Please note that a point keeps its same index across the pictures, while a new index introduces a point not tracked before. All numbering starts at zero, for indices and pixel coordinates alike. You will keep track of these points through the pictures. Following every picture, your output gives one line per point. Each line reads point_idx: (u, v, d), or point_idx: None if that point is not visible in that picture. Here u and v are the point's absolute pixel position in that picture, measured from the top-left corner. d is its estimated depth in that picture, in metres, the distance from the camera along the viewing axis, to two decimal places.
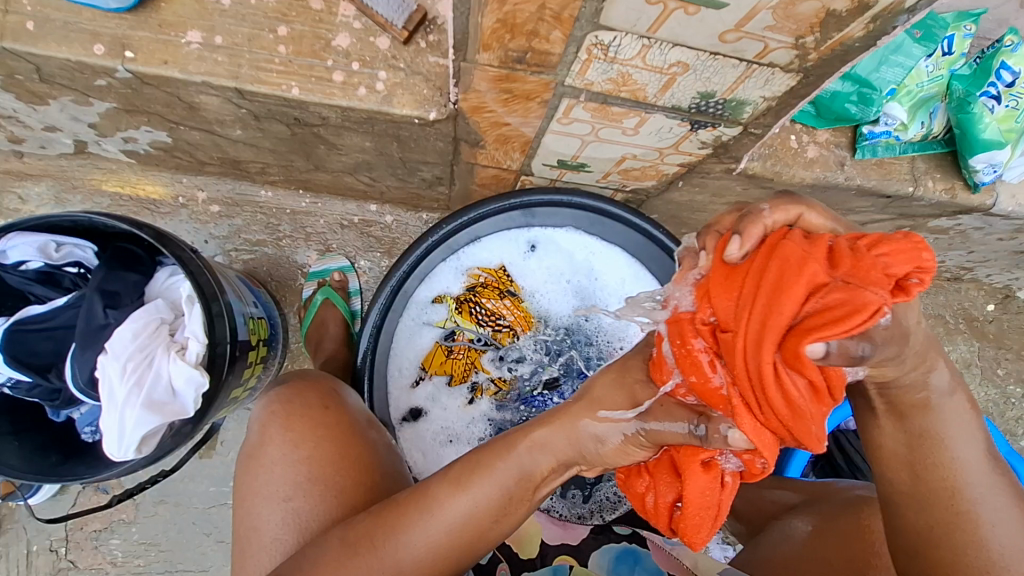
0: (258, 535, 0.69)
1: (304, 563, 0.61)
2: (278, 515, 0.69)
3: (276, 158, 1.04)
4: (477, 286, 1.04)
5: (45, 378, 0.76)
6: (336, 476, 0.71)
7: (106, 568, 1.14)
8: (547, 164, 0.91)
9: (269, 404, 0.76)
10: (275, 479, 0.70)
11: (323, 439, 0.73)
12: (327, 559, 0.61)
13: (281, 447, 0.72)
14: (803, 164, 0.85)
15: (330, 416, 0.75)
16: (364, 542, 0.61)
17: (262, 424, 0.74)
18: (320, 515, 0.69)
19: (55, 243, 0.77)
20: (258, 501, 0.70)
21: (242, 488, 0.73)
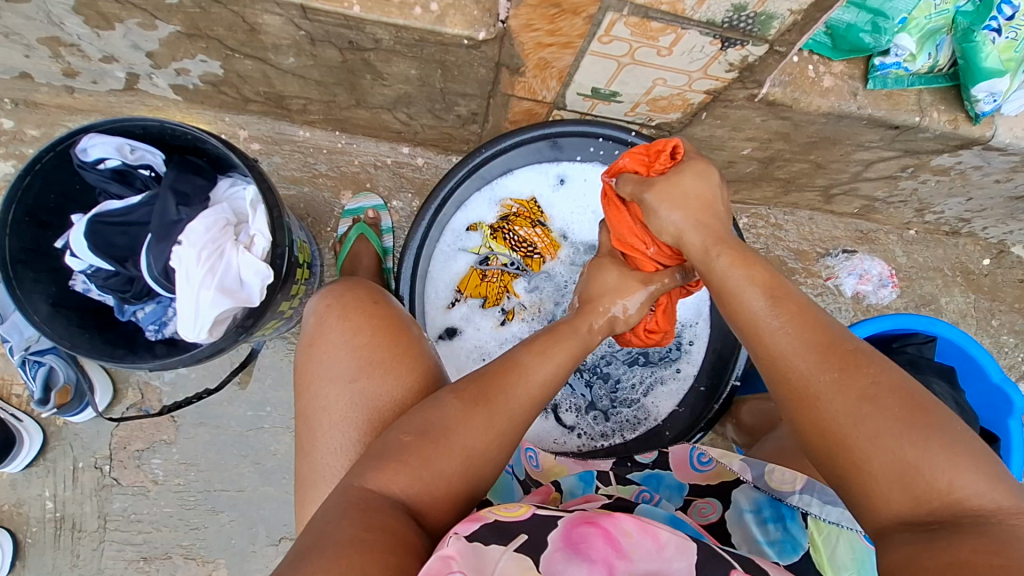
0: (329, 414, 0.75)
1: (432, 417, 0.65)
2: (347, 395, 0.75)
3: (320, 92, 1.10)
4: (509, 216, 1.11)
5: (124, 267, 0.82)
6: (392, 359, 0.77)
7: (149, 485, 1.19)
8: (582, 93, 0.98)
9: (324, 300, 0.83)
10: (340, 364, 0.77)
11: (377, 329, 0.79)
12: (452, 411, 0.66)
13: (343, 335, 0.78)
14: (819, 93, 0.91)
15: (382, 309, 0.82)
16: (481, 395, 0.67)
17: (321, 316, 0.81)
18: (384, 394, 0.76)
19: (129, 146, 0.83)
20: (325, 384, 0.76)
21: (308, 376, 0.78)
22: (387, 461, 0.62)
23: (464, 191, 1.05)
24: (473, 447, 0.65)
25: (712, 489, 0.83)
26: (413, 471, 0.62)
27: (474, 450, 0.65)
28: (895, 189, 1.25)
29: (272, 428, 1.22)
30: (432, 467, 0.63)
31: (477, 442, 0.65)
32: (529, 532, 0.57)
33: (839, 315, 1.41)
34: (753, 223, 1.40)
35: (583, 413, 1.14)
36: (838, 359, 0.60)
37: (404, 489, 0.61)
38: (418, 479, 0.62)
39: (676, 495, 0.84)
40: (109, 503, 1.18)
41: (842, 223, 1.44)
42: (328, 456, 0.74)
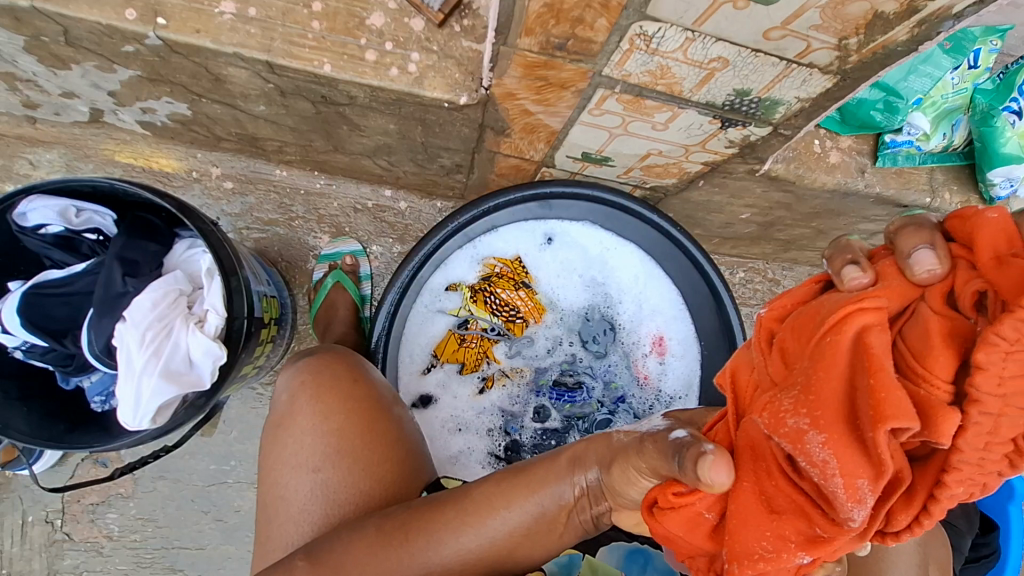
0: (285, 503, 0.73)
1: (338, 543, 0.65)
2: (306, 484, 0.72)
3: (295, 137, 1.03)
4: (492, 276, 1.04)
5: (60, 343, 0.76)
6: (361, 448, 0.73)
7: (102, 541, 1.13)
8: (572, 155, 0.92)
9: (301, 375, 0.77)
10: (304, 448, 0.73)
11: (349, 413, 0.74)
12: (363, 544, 0.65)
13: (311, 418, 0.74)
14: (825, 169, 0.85)
15: (359, 390, 0.76)
16: (400, 534, 0.65)
17: (294, 393, 0.76)
18: (344, 484, 0.72)
19: (75, 208, 0.77)
20: (288, 468, 0.73)
21: (272, 456, 0.75)
22: None
23: (444, 249, 0.99)
24: None
25: None
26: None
27: None
28: None
29: (235, 483, 1.16)
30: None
31: None
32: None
33: None
34: (750, 278, 1.35)
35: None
36: None
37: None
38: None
39: None
40: (59, 559, 1.12)
41: None
42: (284, 544, 0.72)
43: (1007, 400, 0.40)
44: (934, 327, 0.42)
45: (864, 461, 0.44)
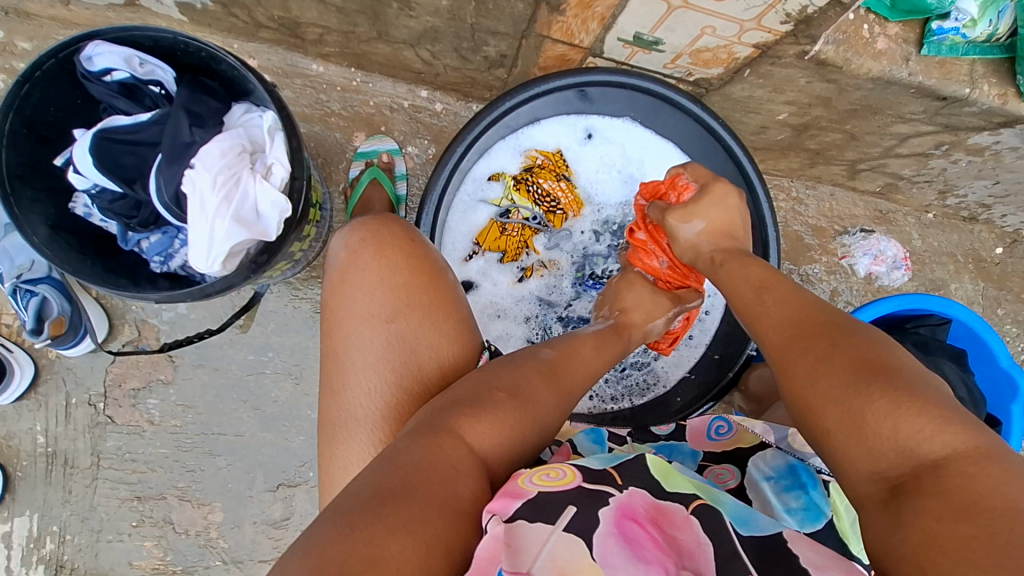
0: (360, 357, 0.64)
1: (512, 378, 0.65)
2: (383, 336, 0.64)
3: (340, 20, 1.03)
4: (534, 167, 1.07)
5: (132, 189, 0.77)
6: (432, 305, 0.67)
7: (144, 425, 1.16)
8: (622, 39, 0.93)
9: (356, 233, 0.69)
10: (375, 302, 0.65)
11: (414, 270, 0.68)
12: (529, 376, 0.66)
13: (378, 272, 0.66)
14: (872, 55, 0.87)
15: (425, 253, 0.70)
16: (556, 369, 0.69)
17: (352, 250, 0.68)
18: (423, 339, 0.66)
19: (138, 59, 0.76)
20: (359, 323, 0.65)
21: (336, 313, 0.66)
22: (475, 412, 0.59)
23: (489, 136, 1.01)
24: (546, 413, 0.65)
25: (730, 456, 0.80)
26: (500, 429, 0.60)
27: (548, 415, 0.65)
28: (923, 168, 1.23)
29: (273, 373, 1.19)
30: (515, 426, 0.61)
31: (549, 408, 0.66)
32: (575, 501, 0.55)
33: (849, 294, 1.42)
34: (773, 195, 1.39)
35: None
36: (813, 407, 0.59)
37: (490, 447, 0.58)
38: (505, 440, 0.60)
39: (691, 458, 0.81)
40: (103, 441, 1.15)
41: (862, 201, 1.43)
42: (362, 400, 0.62)
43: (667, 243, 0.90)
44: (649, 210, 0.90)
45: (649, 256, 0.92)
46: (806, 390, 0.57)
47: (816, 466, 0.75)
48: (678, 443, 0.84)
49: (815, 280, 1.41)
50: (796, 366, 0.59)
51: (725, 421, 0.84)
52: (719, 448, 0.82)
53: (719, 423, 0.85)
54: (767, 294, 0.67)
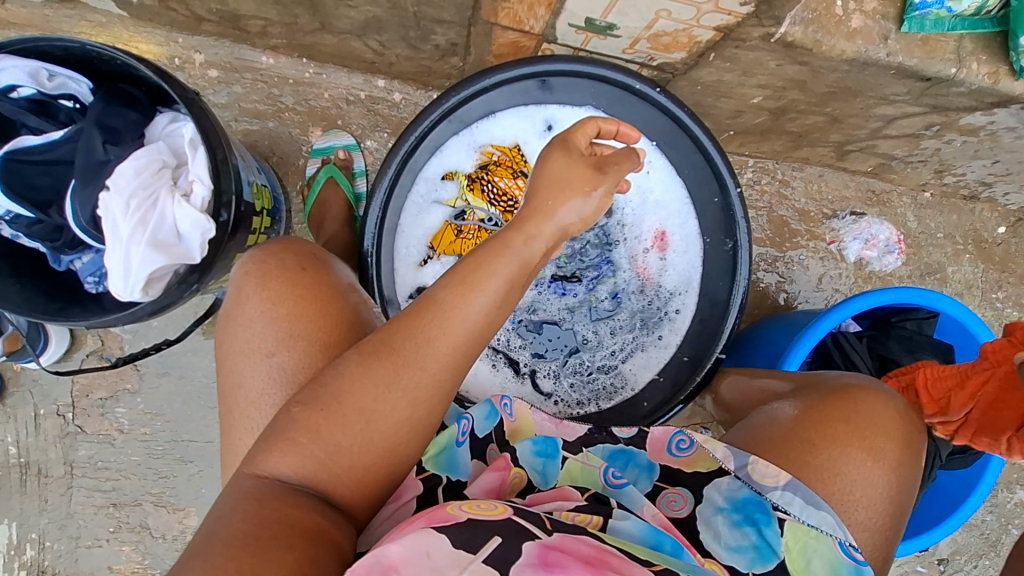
0: (245, 392, 0.65)
1: (327, 382, 0.62)
2: (262, 371, 0.65)
3: (280, 12, 0.97)
4: (489, 164, 1.02)
5: (47, 214, 0.74)
6: (315, 329, 0.66)
7: (114, 433, 1.17)
8: (574, 25, 0.86)
9: (244, 264, 0.69)
10: (254, 335, 0.66)
11: (301, 298, 0.67)
12: (349, 374, 0.62)
13: (258, 304, 0.66)
14: (845, 35, 0.79)
15: (307, 274, 0.69)
16: (384, 351, 0.62)
17: (237, 285, 0.68)
18: (304, 369, 0.65)
19: (46, 71, 0.72)
20: (241, 359, 0.66)
21: (223, 350, 0.68)
22: (276, 438, 0.60)
23: (438, 133, 0.96)
24: (373, 410, 0.61)
25: (685, 479, 0.76)
26: (303, 448, 0.59)
27: (382, 414, 0.61)
28: (915, 148, 1.15)
29: None
30: (325, 439, 0.60)
31: (378, 403, 0.61)
32: (502, 532, 0.53)
33: (838, 282, 1.35)
34: (757, 179, 1.32)
35: (553, 368, 1.05)
36: None
37: (295, 470, 0.59)
38: (310, 457, 0.59)
39: (644, 476, 0.77)
40: (75, 450, 1.16)
41: (854, 182, 1.35)
42: (245, 438, 0.64)
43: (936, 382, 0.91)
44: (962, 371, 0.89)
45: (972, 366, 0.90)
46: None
47: (772, 501, 0.72)
48: (635, 450, 0.78)
49: (802, 267, 1.34)
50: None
51: (688, 435, 0.77)
52: (675, 465, 0.77)
53: (680, 437, 0.77)
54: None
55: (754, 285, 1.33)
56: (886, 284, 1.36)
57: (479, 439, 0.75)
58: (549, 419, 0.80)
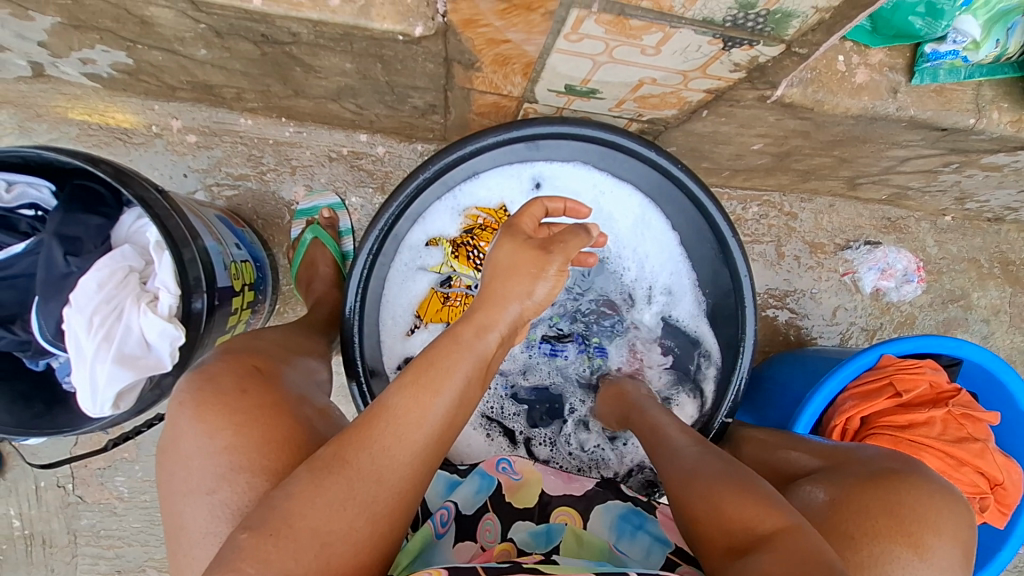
0: (187, 534, 0.58)
1: (274, 504, 0.54)
2: (203, 511, 0.57)
3: (251, 82, 0.93)
4: (474, 228, 0.97)
5: (10, 330, 0.72)
6: (261, 459, 0.59)
7: (114, 502, 1.17)
8: (553, 89, 0.80)
9: (179, 393, 0.63)
10: (194, 472, 0.59)
11: (243, 425, 0.61)
12: (300, 494, 0.54)
13: (195, 439, 0.60)
14: (849, 92, 0.73)
15: (250, 398, 0.62)
16: (334, 465, 0.56)
17: (172, 412, 0.62)
18: (248, 504, 0.57)
19: (5, 181, 0.70)
20: (178, 500, 0.59)
21: (162, 486, 0.61)
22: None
23: (420, 202, 0.91)
24: (330, 531, 0.53)
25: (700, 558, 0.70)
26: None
27: (337, 537, 0.53)
28: (933, 181, 1.07)
29: None
30: (274, 565, 0.50)
31: (334, 523, 0.54)
32: None
33: (853, 314, 1.28)
34: (764, 212, 1.25)
35: (549, 433, 1.01)
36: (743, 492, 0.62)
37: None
38: None
39: (657, 546, 0.71)
40: (77, 519, 1.17)
41: (867, 210, 1.27)
42: None
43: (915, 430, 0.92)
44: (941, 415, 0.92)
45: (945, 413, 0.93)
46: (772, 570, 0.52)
47: None
48: (648, 516, 0.76)
49: (814, 301, 1.27)
50: (722, 499, 0.62)
51: None
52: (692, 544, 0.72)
53: None
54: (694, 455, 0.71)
55: (764, 322, 1.27)
56: (905, 314, 1.29)
57: (467, 516, 0.75)
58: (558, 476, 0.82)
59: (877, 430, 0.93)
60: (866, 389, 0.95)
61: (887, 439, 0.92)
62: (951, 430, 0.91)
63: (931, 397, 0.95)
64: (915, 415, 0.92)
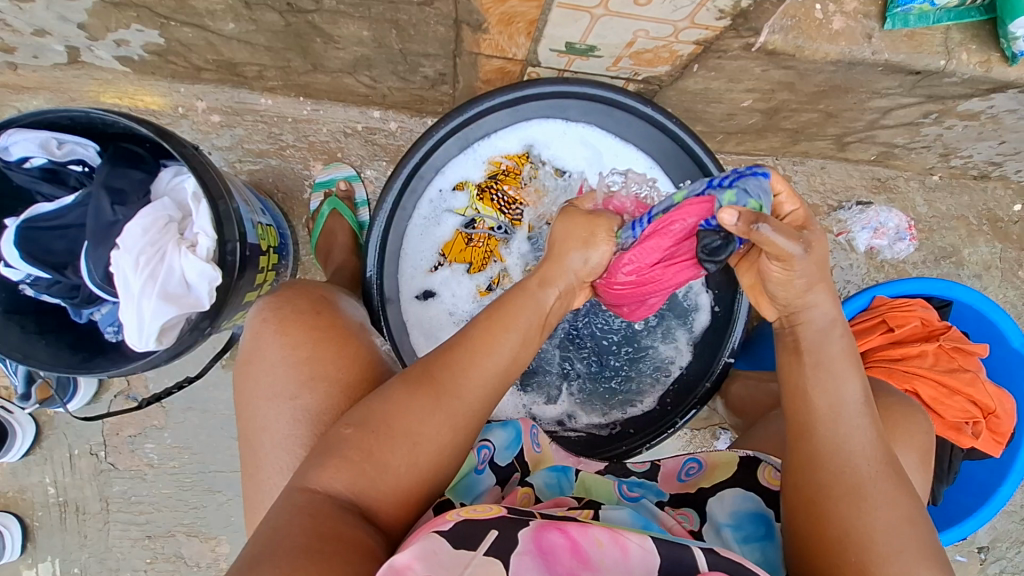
0: (269, 434, 0.68)
1: (373, 407, 0.62)
2: (286, 413, 0.68)
3: (272, 58, 1.00)
4: (498, 174, 1.04)
5: (63, 274, 0.79)
6: (336, 371, 0.70)
7: (145, 468, 1.23)
8: (555, 49, 0.87)
9: (261, 312, 0.73)
10: (277, 378, 0.69)
11: (321, 340, 0.71)
12: (393, 398, 0.63)
13: (280, 350, 0.70)
14: (827, 38, 0.79)
15: (325, 320, 0.73)
16: (425, 380, 0.64)
17: (257, 331, 0.72)
18: (326, 408, 0.68)
19: (55, 140, 0.77)
20: (263, 403, 0.69)
21: (242, 394, 0.71)
22: (329, 456, 0.59)
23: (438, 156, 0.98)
24: (419, 432, 0.61)
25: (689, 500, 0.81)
26: (354, 465, 0.59)
27: (425, 439, 0.62)
28: (916, 136, 1.13)
29: None
30: (376, 459, 0.60)
31: (423, 426, 0.62)
32: (498, 527, 0.57)
33: (849, 273, 1.33)
34: None
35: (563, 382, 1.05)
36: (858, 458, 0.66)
37: (347, 486, 0.58)
38: (360, 473, 0.59)
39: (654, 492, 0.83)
40: (109, 486, 1.23)
41: (857, 171, 1.33)
42: (275, 475, 0.67)
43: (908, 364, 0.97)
44: (933, 348, 0.97)
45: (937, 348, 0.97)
46: (881, 533, 0.62)
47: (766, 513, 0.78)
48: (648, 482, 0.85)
49: None
50: (835, 475, 0.66)
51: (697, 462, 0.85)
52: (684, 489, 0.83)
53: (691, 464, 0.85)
54: (835, 363, 0.68)
55: None
56: (899, 271, 1.34)
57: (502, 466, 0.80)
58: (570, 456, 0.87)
59: (872, 364, 0.98)
60: (861, 328, 1.00)
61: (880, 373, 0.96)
62: (942, 362, 0.96)
63: (923, 334, 1.00)
64: (908, 349, 0.97)
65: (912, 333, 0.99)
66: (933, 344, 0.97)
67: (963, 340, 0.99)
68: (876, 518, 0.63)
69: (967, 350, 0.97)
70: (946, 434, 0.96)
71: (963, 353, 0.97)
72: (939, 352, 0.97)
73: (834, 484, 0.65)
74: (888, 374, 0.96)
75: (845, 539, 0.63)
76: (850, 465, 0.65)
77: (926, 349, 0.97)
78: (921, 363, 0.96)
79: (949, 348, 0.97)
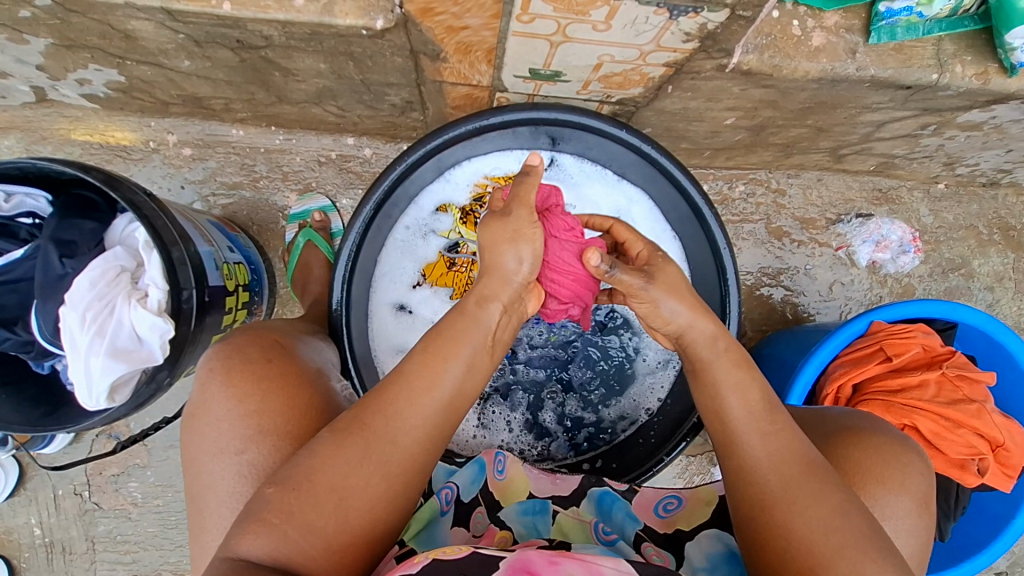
0: (215, 491, 0.65)
1: (298, 462, 0.59)
2: (231, 469, 0.65)
3: (235, 91, 0.97)
4: (484, 196, 0.94)
5: (13, 331, 0.77)
6: (284, 424, 0.67)
7: (129, 508, 1.21)
8: (520, 75, 0.82)
9: (208, 360, 0.70)
10: (223, 433, 0.66)
11: (267, 390, 0.68)
12: (320, 451, 0.59)
13: (225, 403, 0.67)
14: (807, 55, 0.74)
15: (275, 367, 0.70)
16: (354, 426, 0.60)
17: (203, 381, 0.69)
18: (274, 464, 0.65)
19: (5, 193, 0.75)
20: (207, 459, 0.66)
21: (189, 447, 0.68)
22: (249, 520, 0.56)
23: (414, 181, 0.90)
24: (346, 486, 0.58)
25: (662, 540, 0.77)
26: (276, 528, 0.55)
27: (354, 491, 0.58)
28: (916, 146, 1.07)
29: None
30: (299, 518, 0.56)
31: (351, 479, 0.58)
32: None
33: (851, 289, 1.27)
34: (752, 190, 1.25)
35: (544, 408, 0.99)
36: (785, 467, 0.61)
37: (268, 553, 0.54)
38: (284, 537, 0.55)
39: (630, 523, 0.79)
40: (94, 526, 1.21)
41: (857, 181, 1.26)
42: (217, 537, 0.64)
43: (906, 394, 0.91)
44: (934, 378, 0.91)
45: (938, 377, 0.91)
46: (821, 535, 0.57)
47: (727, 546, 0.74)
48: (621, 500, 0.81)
49: (810, 277, 1.26)
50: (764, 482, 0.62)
51: (675, 497, 0.81)
52: (661, 527, 0.79)
53: (669, 499, 0.81)
54: (729, 372, 0.66)
55: (761, 302, 1.26)
56: (904, 286, 1.27)
57: (466, 503, 0.77)
58: (545, 475, 0.83)
59: (869, 396, 0.92)
60: (856, 356, 0.95)
61: (877, 407, 0.91)
62: (945, 392, 0.90)
63: (926, 360, 0.93)
64: (908, 379, 0.91)
65: (911, 361, 0.93)
66: (936, 372, 0.91)
67: (968, 366, 0.92)
68: (811, 518, 0.58)
69: (972, 376, 0.91)
70: (949, 472, 0.90)
71: (969, 380, 0.91)
72: (942, 382, 0.91)
73: (765, 496, 0.61)
74: (885, 410, 0.90)
75: (792, 549, 0.58)
76: (776, 470, 0.61)
77: (926, 378, 0.91)
78: (921, 394, 0.91)
79: (953, 376, 0.91)
